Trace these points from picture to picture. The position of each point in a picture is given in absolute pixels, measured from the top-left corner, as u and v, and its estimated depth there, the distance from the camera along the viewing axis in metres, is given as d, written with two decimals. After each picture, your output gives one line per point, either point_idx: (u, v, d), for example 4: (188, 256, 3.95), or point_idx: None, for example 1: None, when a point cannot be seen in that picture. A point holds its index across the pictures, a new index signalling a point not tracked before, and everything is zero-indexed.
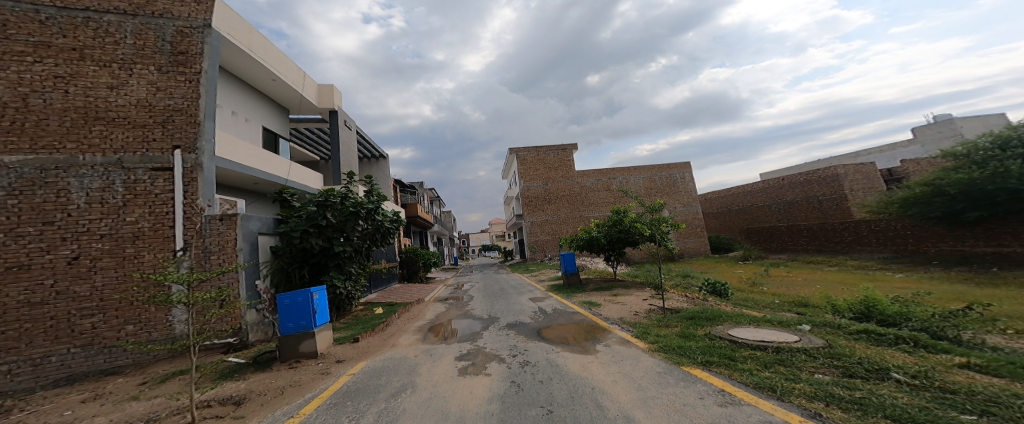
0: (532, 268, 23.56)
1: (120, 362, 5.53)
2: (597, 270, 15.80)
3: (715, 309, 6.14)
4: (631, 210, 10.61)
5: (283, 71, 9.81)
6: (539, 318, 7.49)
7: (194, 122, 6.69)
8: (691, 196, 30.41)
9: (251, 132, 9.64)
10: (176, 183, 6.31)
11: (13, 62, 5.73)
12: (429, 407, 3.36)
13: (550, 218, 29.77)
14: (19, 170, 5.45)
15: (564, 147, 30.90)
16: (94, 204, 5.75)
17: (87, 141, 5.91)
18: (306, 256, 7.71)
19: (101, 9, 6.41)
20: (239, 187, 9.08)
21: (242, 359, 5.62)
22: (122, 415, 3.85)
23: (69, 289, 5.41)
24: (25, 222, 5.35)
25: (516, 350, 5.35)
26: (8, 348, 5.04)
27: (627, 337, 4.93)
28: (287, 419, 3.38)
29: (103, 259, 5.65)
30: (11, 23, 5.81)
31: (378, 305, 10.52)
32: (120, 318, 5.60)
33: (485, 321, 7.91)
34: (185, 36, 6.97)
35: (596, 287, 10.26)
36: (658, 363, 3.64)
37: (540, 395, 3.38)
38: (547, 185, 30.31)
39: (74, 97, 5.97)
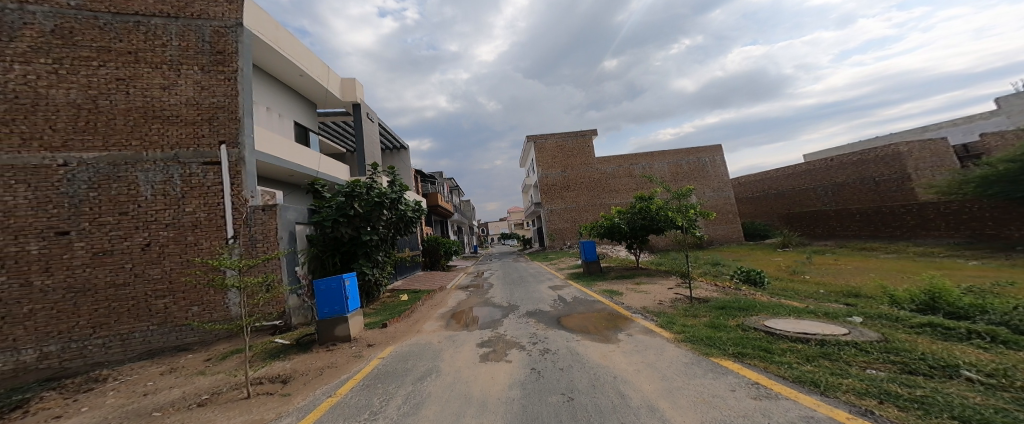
0: (552, 256, 23.51)
1: (189, 340, 6.05)
2: (618, 258, 15.60)
3: (750, 299, 5.86)
4: (656, 197, 10.26)
5: (310, 67, 10.04)
6: (559, 306, 7.50)
7: (233, 117, 6.98)
8: (722, 180, 29.21)
9: (284, 127, 10.01)
10: (221, 176, 6.66)
11: (81, 66, 6.17)
12: (453, 391, 3.46)
13: (570, 206, 29.46)
14: (95, 167, 5.97)
15: (583, 133, 30.29)
16: (158, 196, 6.20)
17: (149, 139, 6.35)
18: (337, 245, 8.03)
19: (149, 13, 6.76)
20: (277, 179, 9.53)
21: (288, 340, 6.01)
22: (192, 388, 4.21)
23: (145, 272, 5.96)
24: (104, 212, 5.90)
25: (536, 338, 5.39)
26: (100, 324, 5.67)
27: (651, 327, 4.81)
28: (325, 399, 3.56)
29: (170, 247, 6.14)
30: (76, 30, 6.24)
31: (403, 292, 10.89)
32: (186, 300, 6.09)
33: (505, 309, 8.00)
34: (221, 36, 7.23)
35: (618, 275, 10.16)
36: (685, 354, 3.56)
37: (561, 382, 3.42)
38: (567, 173, 29.87)
39: (134, 98, 6.41)
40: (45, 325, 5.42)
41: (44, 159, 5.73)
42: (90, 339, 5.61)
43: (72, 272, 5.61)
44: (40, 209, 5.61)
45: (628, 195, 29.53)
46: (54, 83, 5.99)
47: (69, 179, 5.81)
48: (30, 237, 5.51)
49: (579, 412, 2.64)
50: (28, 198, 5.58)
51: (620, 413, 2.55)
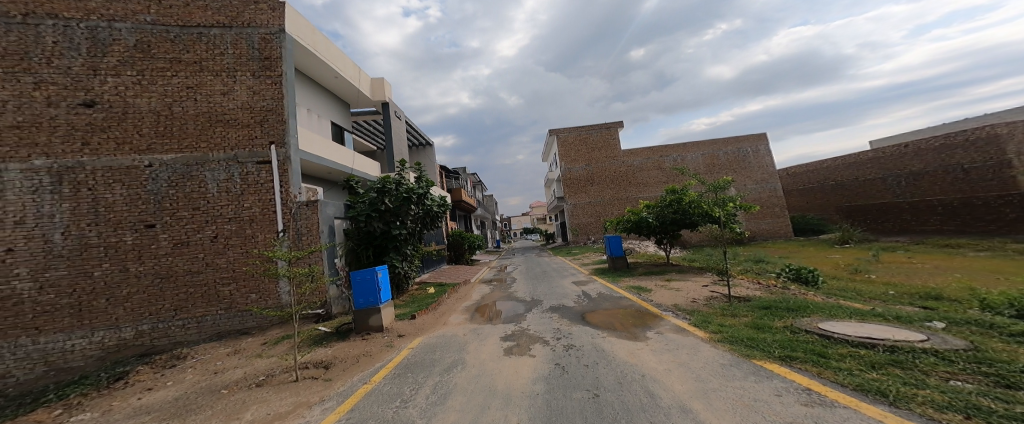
0: (576, 251, 23.22)
1: (249, 324, 6.90)
2: (645, 253, 15.19)
3: (801, 299, 5.53)
4: (689, 190, 9.94)
5: (344, 68, 10.36)
6: (583, 302, 7.41)
7: (278, 119, 7.56)
8: (766, 171, 27.81)
9: (323, 127, 10.48)
10: (271, 175, 7.33)
11: (158, 77, 7.08)
12: (478, 383, 3.51)
13: (595, 201, 28.91)
14: (172, 167, 6.90)
15: (609, 125, 29.54)
16: (223, 193, 7.04)
17: (213, 142, 7.19)
18: (370, 238, 8.37)
19: (208, 24, 7.49)
20: (318, 177, 10.07)
21: (329, 328, 6.39)
22: (252, 369, 4.71)
23: (214, 261, 6.87)
24: (181, 208, 6.87)
25: (560, 333, 5.35)
26: (181, 306, 6.68)
27: (683, 326, 4.65)
28: (361, 386, 3.73)
29: (231, 239, 6.99)
30: (153, 43, 7.13)
31: (429, 284, 11.24)
32: (246, 287, 6.95)
33: (528, 303, 8.00)
34: (268, 42, 7.82)
35: (646, 272, 9.88)
36: (721, 354, 3.41)
37: (587, 378, 3.38)
38: (592, 166, 29.29)
39: (200, 104, 7.24)
40: (138, 304, 6.52)
41: (133, 161, 6.72)
42: (173, 320, 6.64)
43: (159, 260, 6.68)
44: (132, 205, 6.65)
45: (657, 188, 28.62)
46: (137, 93, 6.95)
47: (153, 178, 6.79)
48: (125, 229, 6.59)
49: (606, 409, 2.60)
50: (122, 196, 6.61)
51: (650, 412, 2.49)
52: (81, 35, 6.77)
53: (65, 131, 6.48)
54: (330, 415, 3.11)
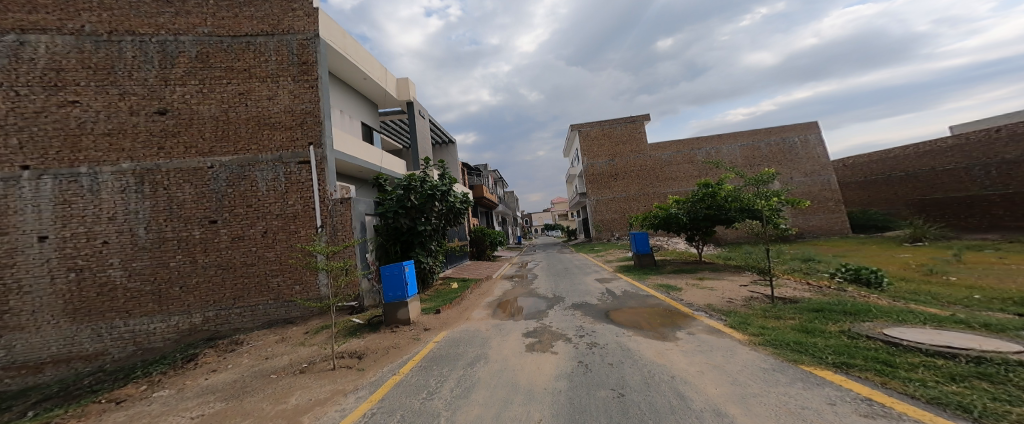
0: (599, 248, 22.84)
1: (294, 314, 7.50)
2: (674, 251, 14.68)
3: (861, 302, 5.13)
4: (724, 183, 9.49)
5: (373, 69, 10.60)
6: (607, 300, 7.27)
7: (315, 121, 8.10)
8: (817, 162, 26.02)
9: (354, 127, 10.85)
10: (310, 174, 7.85)
11: (215, 84, 7.78)
12: (501, 379, 3.53)
13: (619, 196, 28.27)
14: (229, 167, 7.61)
15: (634, 118, 28.74)
16: (271, 191, 7.66)
17: (262, 144, 7.84)
18: (398, 234, 8.62)
19: (254, 33, 8.13)
20: (351, 175, 10.48)
21: (362, 320, 6.67)
22: (295, 357, 5.02)
23: (265, 254, 7.51)
24: (236, 205, 7.54)
25: (583, 331, 5.28)
26: (238, 296, 7.39)
27: (718, 327, 4.45)
28: (390, 376, 3.85)
29: (279, 234, 7.60)
30: (210, 53, 7.84)
31: (453, 279, 11.47)
32: (292, 279, 7.58)
33: (550, 300, 7.95)
34: (305, 47, 8.29)
35: (675, 270, 9.54)
36: (761, 358, 3.23)
37: (610, 377, 3.31)
38: (616, 161, 28.61)
39: (251, 109, 7.91)
40: (205, 292, 7.31)
41: (199, 163, 7.50)
42: (232, 308, 7.35)
43: (220, 252, 7.40)
44: (199, 202, 7.42)
45: (688, 183, 27.52)
46: (200, 100, 7.70)
47: (215, 178, 7.53)
48: (193, 224, 7.37)
49: (630, 409, 2.53)
50: (191, 194, 7.40)
51: (679, 414, 2.39)
52: (154, 49, 7.63)
53: (146, 137, 7.40)
54: (363, 403, 3.23)
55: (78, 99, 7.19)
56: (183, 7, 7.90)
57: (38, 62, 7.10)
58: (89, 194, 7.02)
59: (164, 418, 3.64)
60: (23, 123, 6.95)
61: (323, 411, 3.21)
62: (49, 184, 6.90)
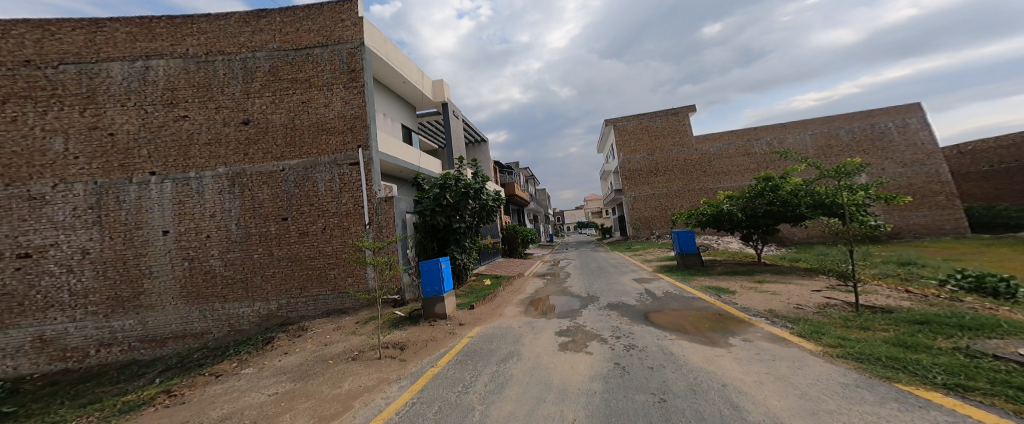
0: (636, 246, 21.97)
1: (347, 305, 8.04)
2: (722, 251, 13.71)
3: (980, 315, 4.39)
4: (795, 177, 8.42)
5: (411, 73, 10.98)
6: (646, 301, 6.94)
7: (362, 124, 8.54)
8: (916, 151, 22.14)
9: (394, 129, 11.32)
10: (359, 174, 8.34)
11: (283, 94, 8.58)
12: (533, 376, 3.50)
13: (659, 192, 27.00)
14: (296, 170, 8.33)
15: (676, 110, 27.20)
16: (328, 190, 8.27)
17: (323, 148, 8.47)
18: (434, 231, 8.92)
19: (312, 45, 8.76)
20: (393, 175, 10.95)
21: (403, 313, 6.98)
22: (347, 345, 5.36)
23: (325, 249, 8.15)
24: (302, 204, 8.25)
25: (620, 332, 5.08)
26: (306, 286, 8.10)
27: (782, 335, 4.06)
28: (428, 368, 3.97)
29: (335, 230, 8.19)
30: (280, 67, 8.65)
31: (485, 276, 11.62)
32: (346, 272, 8.11)
33: (584, 299, 7.76)
34: (354, 56, 8.79)
35: (725, 271, 8.88)
36: (836, 372, 2.89)
37: (650, 381, 3.15)
38: (656, 156, 27.27)
39: (312, 116, 8.58)
40: (281, 282, 8.10)
41: (274, 166, 8.31)
42: (300, 297, 8.08)
43: (290, 247, 8.16)
44: (276, 201, 8.22)
45: (741, 177, 25.40)
46: (274, 110, 8.54)
47: (286, 179, 8.29)
48: (271, 221, 8.20)
49: (674, 416, 2.39)
50: (269, 195, 8.22)
51: None
52: (238, 66, 8.56)
53: (235, 145, 8.35)
54: (404, 393, 3.37)
55: (186, 113, 8.34)
56: (257, 26, 8.77)
57: (159, 83, 8.32)
58: (197, 194, 8.12)
59: (247, 393, 4.08)
60: (149, 136, 8.19)
61: (369, 398, 3.38)
62: (169, 187, 8.11)
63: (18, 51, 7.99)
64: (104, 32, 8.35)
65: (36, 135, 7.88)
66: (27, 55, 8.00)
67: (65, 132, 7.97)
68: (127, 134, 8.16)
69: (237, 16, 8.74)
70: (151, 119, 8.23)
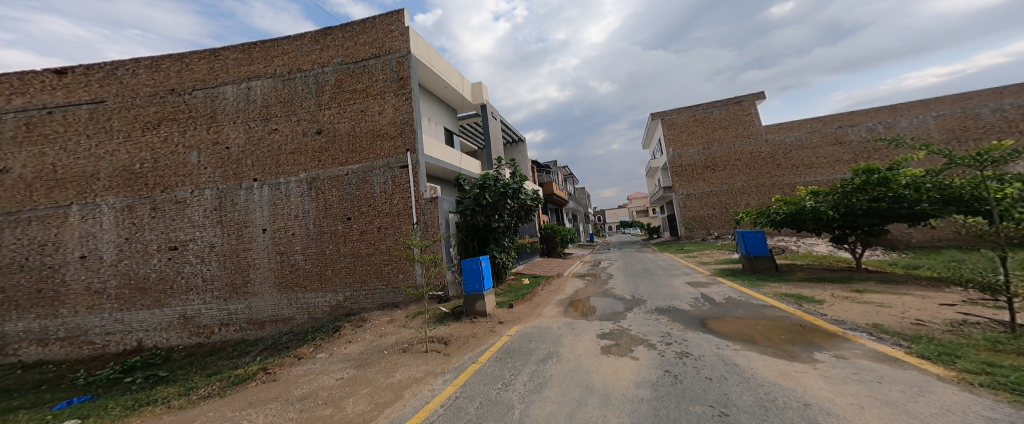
0: (690, 247, 20.47)
1: (399, 299, 8.53)
2: (796, 254, 12.25)
3: None
4: (911, 166, 7.25)
5: (452, 77, 11.32)
6: (703, 307, 6.41)
7: (409, 129, 9.00)
8: None
9: (438, 132, 11.75)
10: (408, 176, 8.81)
11: (346, 104, 9.35)
12: (574, 378, 3.42)
13: (717, 190, 24.90)
14: (358, 173, 9.04)
15: (737, 99, 24.87)
16: (383, 192, 8.86)
17: (379, 153, 9.05)
18: (475, 230, 9.15)
19: (368, 57, 9.41)
20: (436, 177, 11.38)
21: (447, 309, 7.25)
22: (400, 338, 5.69)
23: (382, 246, 8.73)
24: (362, 205, 8.92)
25: (671, 338, 4.75)
26: (367, 280, 8.75)
27: (893, 354, 3.49)
28: (470, 364, 4.08)
29: (388, 229, 8.75)
30: (345, 80, 9.43)
31: (525, 275, 11.61)
32: (398, 268, 8.61)
33: (629, 302, 7.40)
34: (402, 64, 9.27)
35: (798, 279, 7.87)
36: (970, 405, 2.39)
37: (705, 393, 2.90)
38: (713, 150, 25.12)
39: (369, 123, 9.23)
40: (346, 276, 8.85)
41: (340, 171, 9.09)
42: (362, 290, 8.75)
43: (353, 244, 8.88)
44: (344, 202, 8.99)
45: (825, 170, 22.59)
46: (339, 119, 9.34)
47: (350, 182, 9.04)
48: (338, 220, 8.97)
49: None
50: (337, 196, 9.02)
51: None
52: (311, 82, 9.50)
53: (312, 153, 9.27)
54: (448, 387, 3.48)
55: (277, 127, 9.46)
56: (323, 43, 9.62)
57: (257, 101, 9.56)
58: (287, 197, 9.19)
59: (319, 376, 4.51)
60: (252, 148, 9.45)
61: (417, 389, 3.55)
62: (267, 192, 9.27)
63: (168, 82, 9.80)
64: (220, 60, 9.81)
65: (179, 151, 9.59)
66: (173, 85, 9.78)
67: (198, 148, 9.58)
68: (238, 147, 9.48)
69: (308, 35, 9.67)
70: (254, 133, 9.49)
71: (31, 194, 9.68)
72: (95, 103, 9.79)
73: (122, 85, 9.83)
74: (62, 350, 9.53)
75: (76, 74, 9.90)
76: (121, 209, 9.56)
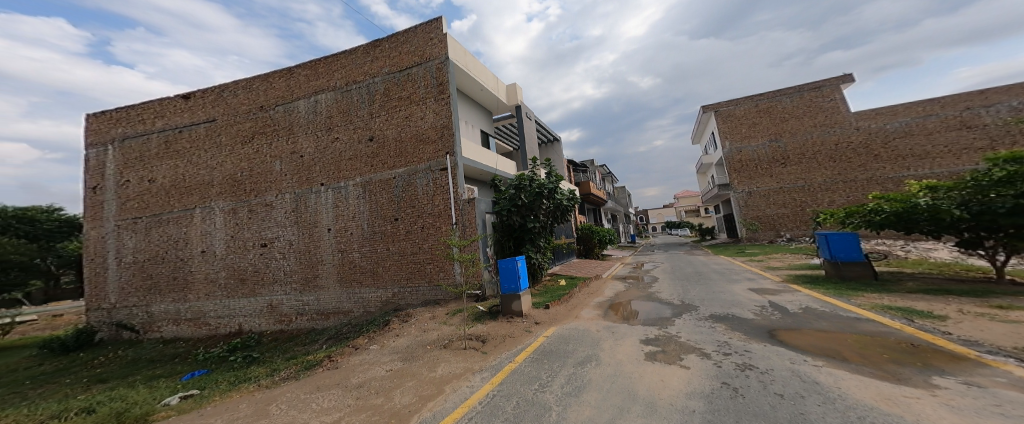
0: (752, 250, 18.59)
1: (440, 296, 8.85)
2: (900, 260, 10.52)
3: None
4: None
5: (487, 80, 11.46)
6: (773, 316, 5.76)
7: (449, 132, 9.29)
8: None
9: (475, 134, 11.98)
10: (447, 178, 9.10)
11: (393, 112, 9.94)
12: (614, 383, 3.29)
13: (786, 187, 22.37)
14: (404, 176, 9.56)
15: (809, 86, 22.29)
16: (426, 193, 9.28)
17: (423, 156, 9.48)
18: (510, 231, 9.22)
19: (411, 65, 9.89)
20: (473, 179, 11.61)
21: (485, 308, 7.38)
22: (441, 333, 5.94)
23: (426, 245, 9.15)
24: (408, 206, 9.42)
25: (730, 348, 4.32)
26: (413, 277, 9.22)
27: None
28: (507, 363, 4.14)
29: (430, 229, 9.15)
30: (392, 88, 10.03)
31: (561, 276, 11.39)
32: (439, 267, 8.95)
33: (677, 307, 6.90)
34: (441, 70, 9.58)
35: (893, 290, 6.76)
36: None
37: (770, 410, 2.61)
38: (783, 142, 22.60)
39: (414, 128, 9.70)
40: (394, 273, 9.42)
41: (389, 175, 9.69)
42: (409, 286, 9.25)
43: (400, 243, 9.42)
44: (393, 204, 9.57)
45: (937, 161, 19.49)
46: (388, 126, 9.95)
47: (398, 184, 9.60)
48: (388, 220, 9.58)
49: None
50: (386, 198, 9.65)
51: None
52: (364, 92, 10.26)
53: (366, 158, 10.01)
54: (485, 384, 3.56)
55: (338, 135, 10.36)
56: (374, 55, 10.34)
57: (323, 113, 10.56)
58: (347, 200, 10.03)
59: (371, 366, 4.85)
60: (320, 155, 10.46)
61: (457, 385, 3.67)
62: (331, 195, 10.21)
63: (259, 100, 11.23)
64: (295, 78, 11.01)
65: (267, 160, 10.94)
66: (262, 102, 11.18)
67: (280, 157, 10.83)
68: (310, 155, 10.57)
69: (361, 49, 10.46)
70: (322, 142, 10.49)
71: (170, 200, 11.80)
72: (209, 121, 11.59)
73: (226, 104, 11.49)
74: (188, 329, 11.46)
75: (196, 98, 11.81)
76: (229, 211, 11.16)
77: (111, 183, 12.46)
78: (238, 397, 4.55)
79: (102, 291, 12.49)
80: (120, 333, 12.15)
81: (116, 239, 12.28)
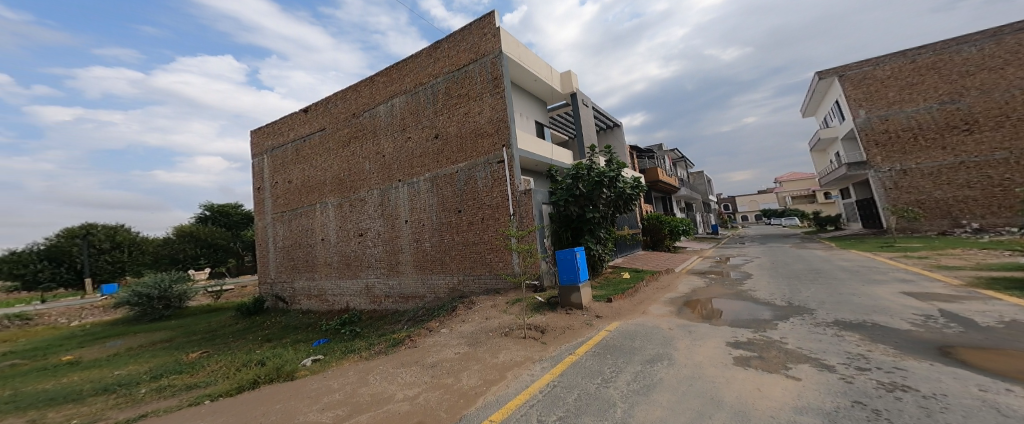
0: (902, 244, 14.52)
1: (501, 285, 9.07)
2: None
3: None
4: None
5: (541, 69, 11.16)
6: (937, 330, 4.38)
7: (505, 125, 9.32)
8: None
9: (530, 125, 11.80)
10: (504, 171, 9.22)
11: (455, 109, 10.36)
12: (693, 386, 2.92)
13: (953, 161, 16.93)
14: (466, 170, 9.96)
15: (999, 30, 16.75)
16: (486, 186, 9.52)
17: (482, 150, 9.72)
18: (568, 221, 9.01)
19: (468, 62, 10.16)
20: (530, 169, 11.53)
21: (544, 299, 7.33)
22: (503, 321, 6.12)
23: (487, 236, 9.44)
24: (470, 198, 9.80)
25: (865, 363, 3.41)
26: (477, 266, 9.61)
27: None
28: (567, 355, 4.03)
29: (490, 220, 9.40)
30: (452, 87, 10.45)
31: (625, 269, 10.57)
32: (500, 256, 9.16)
33: (779, 309, 5.79)
34: (496, 65, 9.62)
35: None
36: None
37: None
38: (964, 103, 16.97)
39: (473, 123, 9.98)
40: (460, 261, 9.96)
41: (453, 169, 10.22)
42: (473, 274, 9.68)
43: (464, 233, 9.89)
44: (458, 196, 10.08)
45: None
46: (450, 123, 10.44)
47: (460, 178, 10.06)
48: (453, 212, 10.15)
49: None
50: (451, 192, 10.21)
51: None
52: (429, 93, 10.93)
53: (433, 155, 10.71)
54: (545, 374, 3.52)
55: (411, 135, 11.29)
56: (435, 57, 10.94)
57: (399, 116, 11.60)
58: (418, 194, 10.93)
59: (442, 348, 5.19)
60: (397, 154, 11.56)
61: (518, 372, 3.70)
62: (407, 190, 11.23)
63: (352, 109, 12.89)
64: (375, 86, 12.31)
65: (360, 161, 12.55)
66: (355, 111, 12.82)
67: (369, 158, 12.30)
68: (390, 154, 11.73)
69: (424, 52, 11.16)
70: (398, 142, 11.56)
71: (302, 198, 14.44)
72: (322, 131, 13.81)
73: (332, 115, 13.51)
74: (316, 303, 14.07)
75: (313, 112, 14.16)
76: (338, 206, 13.19)
77: (268, 183, 15.83)
78: (348, 364, 5.42)
79: (268, 269, 16.11)
80: (278, 303, 15.69)
81: (273, 228, 15.62)
